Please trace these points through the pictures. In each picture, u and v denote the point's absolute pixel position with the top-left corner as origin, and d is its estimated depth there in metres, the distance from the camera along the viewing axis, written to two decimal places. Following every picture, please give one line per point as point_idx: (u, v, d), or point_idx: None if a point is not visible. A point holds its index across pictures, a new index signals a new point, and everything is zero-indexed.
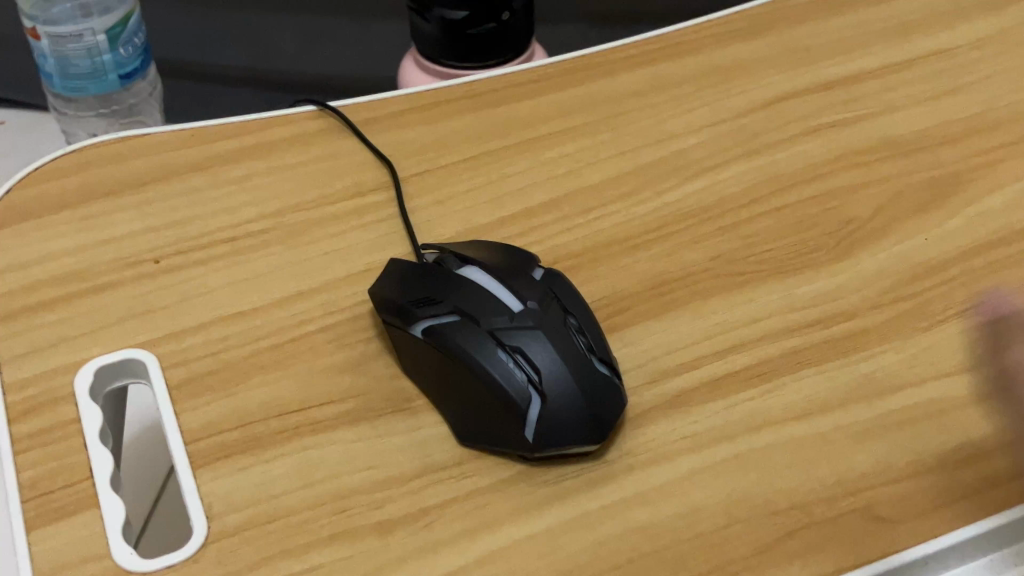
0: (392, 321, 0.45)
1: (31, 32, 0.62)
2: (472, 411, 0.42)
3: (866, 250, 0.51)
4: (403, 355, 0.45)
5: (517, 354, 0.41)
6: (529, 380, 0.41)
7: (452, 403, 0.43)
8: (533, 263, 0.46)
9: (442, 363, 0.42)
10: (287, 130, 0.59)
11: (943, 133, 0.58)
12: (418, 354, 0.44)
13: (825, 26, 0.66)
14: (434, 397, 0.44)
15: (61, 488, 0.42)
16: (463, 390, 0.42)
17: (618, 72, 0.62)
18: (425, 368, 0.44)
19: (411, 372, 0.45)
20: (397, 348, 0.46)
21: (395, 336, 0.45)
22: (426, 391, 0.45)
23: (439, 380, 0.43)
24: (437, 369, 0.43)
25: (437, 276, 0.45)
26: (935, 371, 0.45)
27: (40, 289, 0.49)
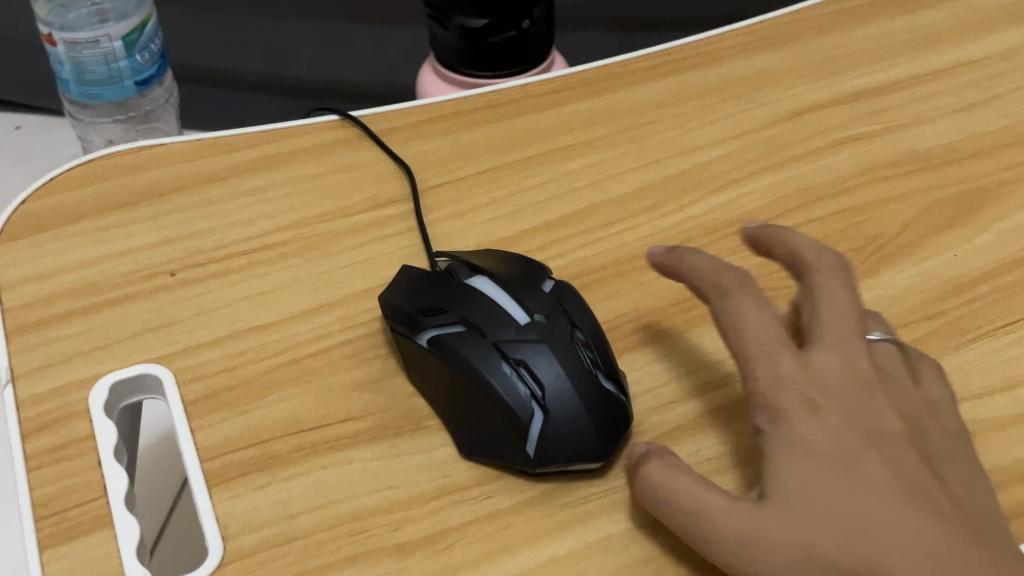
0: (400, 329, 0.44)
1: (47, 38, 0.61)
2: (476, 424, 0.41)
3: (894, 266, 0.50)
4: (411, 365, 0.45)
5: (521, 367, 0.40)
6: (531, 395, 0.39)
7: (458, 415, 0.42)
8: (545, 276, 0.45)
9: (446, 374, 0.42)
10: (305, 140, 0.58)
11: (971, 147, 0.57)
12: (424, 363, 0.43)
13: (851, 36, 0.65)
14: (441, 409, 0.44)
15: (75, 506, 0.41)
16: (467, 401, 0.41)
17: (641, 82, 0.62)
18: (431, 378, 0.43)
19: (420, 383, 0.45)
20: (405, 357, 0.45)
21: (402, 345, 0.45)
22: (433, 403, 0.44)
23: (443, 391, 0.43)
24: (441, 379, 0.42)
25: (446, 286, 0.44)
26: (965, 392, 0.44)
27: (56, 301, 0.49)
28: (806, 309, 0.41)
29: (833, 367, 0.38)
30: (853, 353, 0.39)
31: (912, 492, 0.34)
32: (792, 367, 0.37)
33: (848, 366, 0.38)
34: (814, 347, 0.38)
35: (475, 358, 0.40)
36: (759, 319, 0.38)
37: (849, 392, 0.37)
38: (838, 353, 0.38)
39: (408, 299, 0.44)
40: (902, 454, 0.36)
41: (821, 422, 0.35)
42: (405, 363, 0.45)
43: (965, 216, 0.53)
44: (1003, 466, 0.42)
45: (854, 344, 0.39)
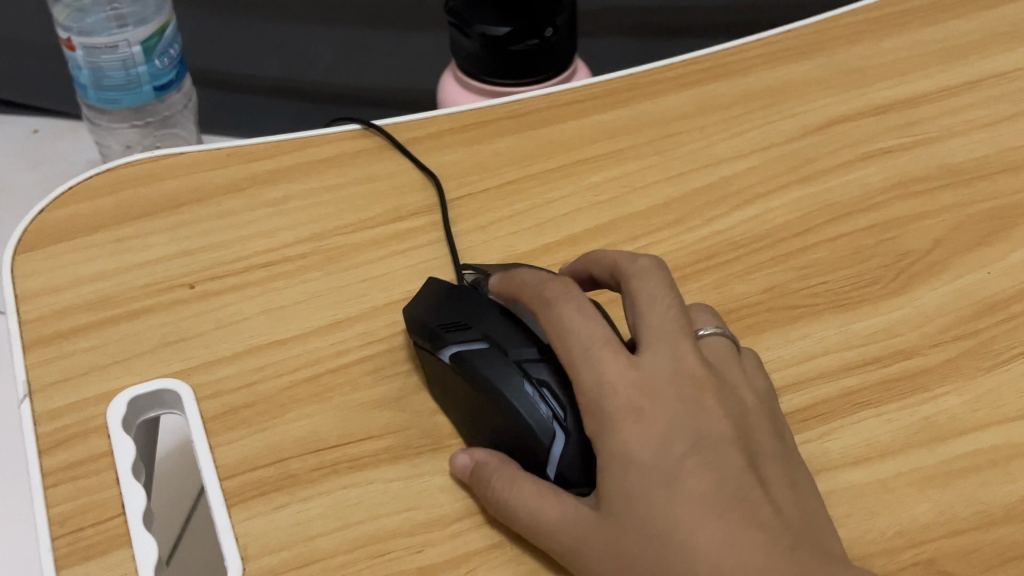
0: (423, 344, 0.43)
1: (65, 43, 0.60)
2: (502, 443, 0.40)
3: (925, 283, 0.49)
4: (436, 383, 0.44)
5: (544, 387, 0.39)
6: (554, 415, 0.38)
7: (484, 433, 0.41)
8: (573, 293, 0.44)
9: (468, 392, 0.41)
10: (326, 150, 0.57)
11: (1001, 163, 0.56)
12: (448, 382, 0.42)
13: (880, 47, 0.64)
14: (468, 428, 0.43)
15: (92, 525, 0.40)
16: (490, 419, 0.40)
17: (666, 93, 0.61)
18: (455, 396, 0.42)
19: (445, 401, 0.44)
20: (429, 375, 0.44)
21: (425, 360, 0.44)
22: (460, 422, 0.43)
23: (467, 410, 0.42)
24: (464, 398, 0.41)
25: (470, 301, 0.43)
26: (999, 415, 0.43)
27: (74, 314, 0.48)
28: (630, 313, 0.40)
29: (660, 370, 0.37)
30: (680, 350, 0.38)
31: (737, 498, 0.34)
32: (618, 373, 0.36)
33: (676, 363, 0.38)
34: (643, 348, 0.38)
35: (497, 376, 0.39)
36: (585, 326, 0.38)
37: (678, 391, 0.37)
38: (668, 353, 0.38)
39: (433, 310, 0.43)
40: (728, 455, 0.36)
41: (646, 428, 0.35)
42: (431, 382, 0.45)
43: (998, 232, 0.52)
44: None
45: (681, 342, 0.38)
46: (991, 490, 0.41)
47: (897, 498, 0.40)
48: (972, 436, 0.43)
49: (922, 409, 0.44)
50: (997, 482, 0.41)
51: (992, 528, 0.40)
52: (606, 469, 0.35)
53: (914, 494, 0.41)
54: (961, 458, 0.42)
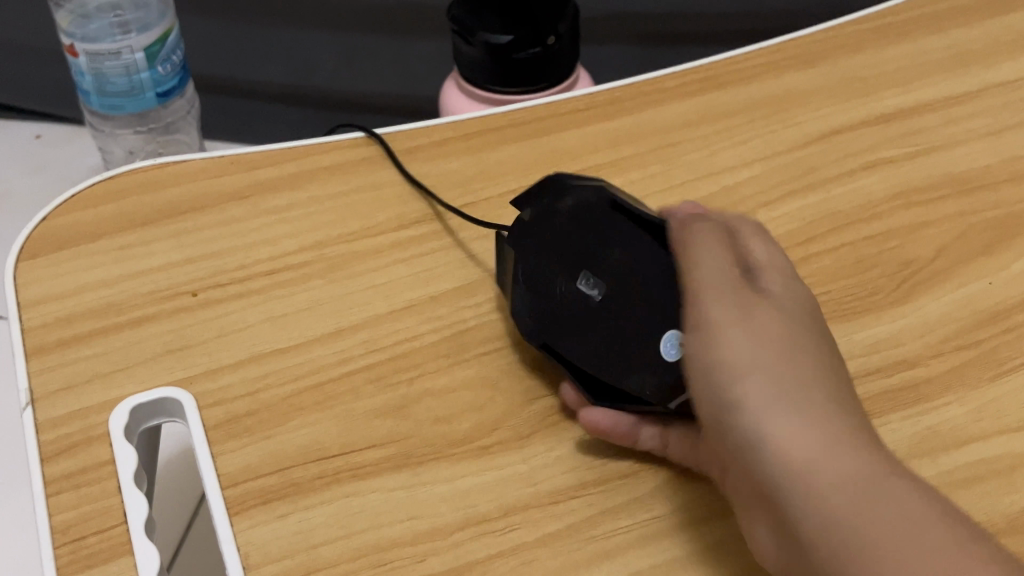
0: (567, 217, 0.45)
1: (68, 49, 0.61)
2: (606, 333, 0.42)
3: (927, 293, 0.49)
4: (530, 253, 0.44)
5: None
6: None
7: (584, 314, 0.43)
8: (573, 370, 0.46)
9: (620, 277, 0.43)
10: (329, 157, 0.57)
11: (1004, 172, 0.56)
12: (580, 256, 0.44)
13: (883, 55, 0.64)
14: (547, 301, 0.43)
15: (94, 533, 0.40)
16: (624, 309, 0.42)
17: (668, 101, 0.61)
18: (567, 272, 0.43)
19: (522, 272, 0.44)
20: (528, 240, 0.45)
21: (543, 230, 0.45)
22: (527, 298, 0.44)
23: (582, 288, 0.43)
24: (598, 276, 0.43)
25: None
26: (1002, 425, 0.43)
27: (76, 322, 0.48)
28: None
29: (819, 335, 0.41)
30: None
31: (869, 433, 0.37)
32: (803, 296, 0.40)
33: None
34: None
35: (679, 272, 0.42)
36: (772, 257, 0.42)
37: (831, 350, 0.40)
38: None
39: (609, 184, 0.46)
40: None
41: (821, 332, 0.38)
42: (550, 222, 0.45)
43: (1000, 241, 0.52)
44: None
45: None
46: (992, 501, 0.41)
47: None
48: (974, 447, 0.43)
49: (925, 419, 0.44)
50: (1001, 492, 0.41)
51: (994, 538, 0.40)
52: (774, 333, 0.37)
53: None
54: (963, 469, 0.42)
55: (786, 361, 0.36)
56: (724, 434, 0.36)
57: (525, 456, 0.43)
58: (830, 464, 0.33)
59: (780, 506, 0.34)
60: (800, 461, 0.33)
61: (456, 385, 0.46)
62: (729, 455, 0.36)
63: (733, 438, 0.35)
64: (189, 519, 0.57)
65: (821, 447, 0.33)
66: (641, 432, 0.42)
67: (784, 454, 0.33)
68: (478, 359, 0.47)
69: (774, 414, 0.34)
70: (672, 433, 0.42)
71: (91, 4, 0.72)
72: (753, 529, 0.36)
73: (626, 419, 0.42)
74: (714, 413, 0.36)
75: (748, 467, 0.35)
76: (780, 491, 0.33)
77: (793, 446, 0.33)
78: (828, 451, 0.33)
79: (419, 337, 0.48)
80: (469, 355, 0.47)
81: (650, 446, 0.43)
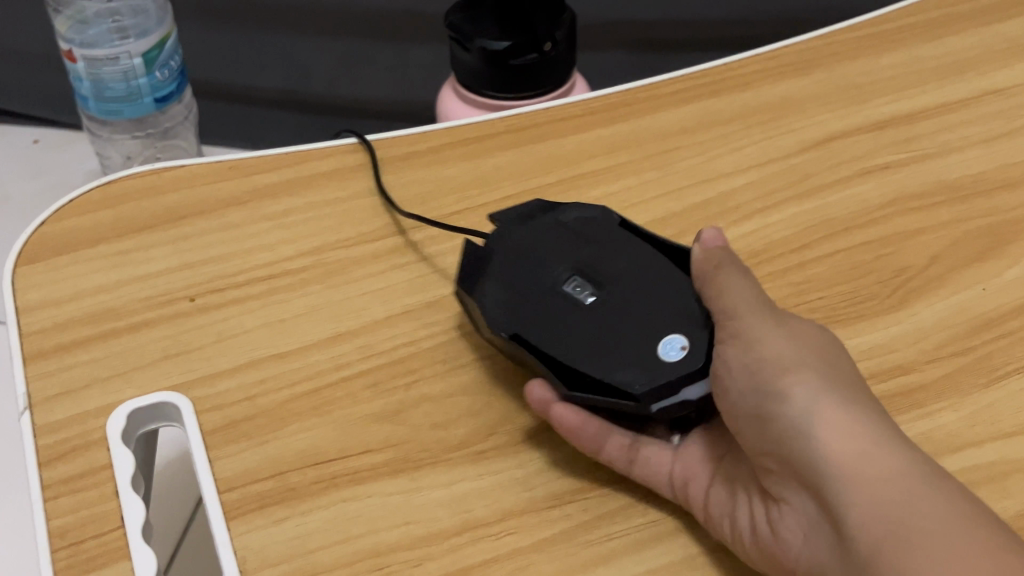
0: (568, 238, 0.46)
1: (66, 55, 0.61)
2: (596, 333, 0.41)
3: (922, 299, 0.49)
4: (522, 264, 0.45)
5: None
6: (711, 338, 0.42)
7: (574, 316, 0.42)
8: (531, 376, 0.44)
9: (613, 288, 0.43)
10: (327, 163, 0.58)
11: (1000, 179, 0.56)
12: (578, 269, 0.44)
13: (878, 63, 0.64)
14: (532, 304, 0.43)
15: (91, 538, 0.41)
16: (620, 315, 0.42)
17: (664, 108, 0.61)
18: (560, 282, 0.43)
19: (508, 279, 0.44)
20: (521, 254, 0.45)
21: (541, 246, 0.45)
22: (508, 300, 0.43)
23: (575, 295, 0.43)
24: (596, 286, 0.43)
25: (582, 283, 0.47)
26: (995, 431, 0.44)
27: (73, 327, 0.48)
28: None
29: None
30: None
31: None
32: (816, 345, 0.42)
33: None
34: None
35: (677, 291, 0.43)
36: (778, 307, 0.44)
37: None
38: None
39: (609, 219, 0.47)
40: None
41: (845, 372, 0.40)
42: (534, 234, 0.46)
43: (994, 248, 0.52)
44: None
45: None
46: (986, 506, 0.41)
47: None
48: (968, 452, 0.43)
49: (918, 425, 0.44)
50: (993, 498, 0.41)
51: None
52: (817, 352, 0.39)
53: None
54: (957, 474, 0.42)
55: (834, 377, 0.38)
56: (764, 427, 0.37)
57: (521, 461, 0.43)
58: (882, 457, 0.35)
59: (824, 492, 0.35)
60: (852, 451, 0.35)
61: (453, 390, 0.46)
62: (763, 450, 0.37)
63: (777, 430, 0.36)
64: (185, 525, 0.57)
65: (873, 443, 0.35)
66: (607, 440, 0.42)
67: (837, 444, 0.35)
68: (475, 364, 0.47)
69: (827, 409, 0.36)
70: (642, 446, 0.42)
71: (89, 9, 0.71)
72: (771, 529, 0.37)
73: (594, 422, 0.41)
74: (754, 409, 0.37)
75: (790, 457, 0.36)
76: (828, 476, 0.35)
77: (846, 438, 0.35)
78: (878, 447, 0.35)
79: (417, 342, 0.48)
80: (465, 360, 0.47)
81: (612, 458, 0.42)
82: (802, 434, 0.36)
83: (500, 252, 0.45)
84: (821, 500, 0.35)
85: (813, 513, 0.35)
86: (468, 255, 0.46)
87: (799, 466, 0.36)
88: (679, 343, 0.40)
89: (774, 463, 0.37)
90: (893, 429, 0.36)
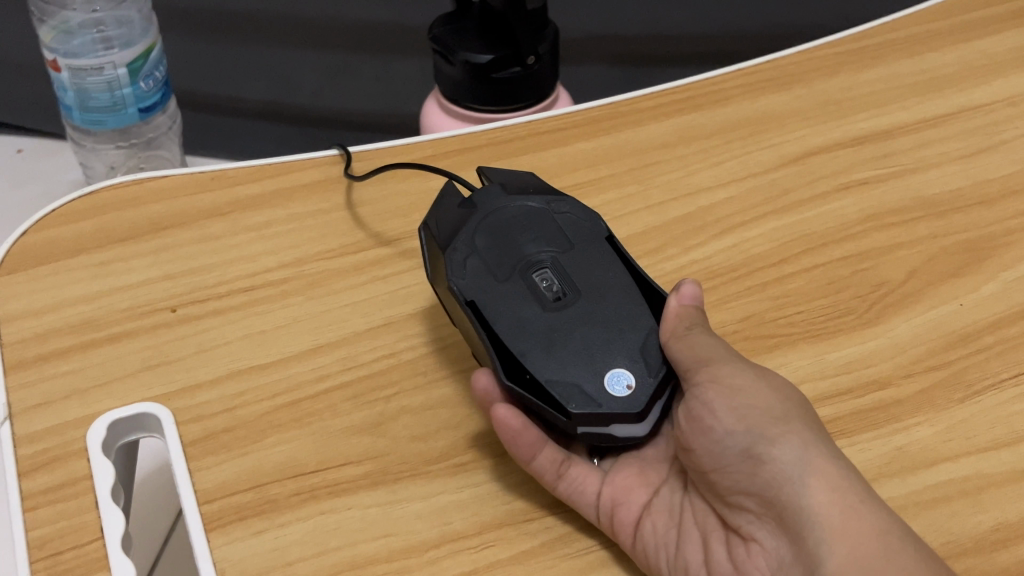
0: (553, 226, 0.45)
1: (51, 64, 0.61)
2: (547, 334, 0.41)
3: (900, 314, 0.50)
4: (498, 235, 0.44)
5: None
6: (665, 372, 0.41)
7: (531, 310, 0.41)
8: (476, 352, 0.43)
9: (581, 293, 0.42)
10: (309, 175, 0.58)
11: (976, 196, 0.56)
12: (552, 261, 0.43)
13: (857, 78, 0.65)
14: (495, 281, 0.42)
15: (70, 549, 0.41)
16: (577, 322, 0.41)
17: (646, 122, 0.61)
18: (528, 270, 0.43)
19: (481, 246, 0.44)
20: (502, 225, 0.44)
21: (524, 225, 0.44)
22: (477, 270, 0.43)
23: (540, 290, 0.42)
24: (562, 288, 0.42)
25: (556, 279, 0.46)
26: (969, 446, 0.44)
27: (54, 337, 0.48)
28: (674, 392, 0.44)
29: None
30: None
31: None
32: None
33: None
34: None
35: (641, 311, 0.42)
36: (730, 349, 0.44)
37: None
38: None
39: (599, 218, 0.46)
40: None
41: None
42: (521, 212, 0.45)
43: (971, 264, 0.53)
44: (1007, 524, 0.41)
45: None
46: (961, 520, 0.41)
47: None
48: (943, 467, 0.43)
49: (895, 439, 0.44)
50: (969, 512, 0.42)
51: (963, 558, 0.40)
52: (795, 403, 0.39)
53: None
54: (932, 488, 0.42)
55: (811, 429, 0.38)
56: (748, 468, 0.37)
57: (500, 474, 0.44)
58: (865, 517, 0.36)
59: (807, 542, 0.35)
60: (839, 506, 0.36)
61: (433, 402, 0.46)
62: (742, 489, 0.37)
63: (763, 473, 0.37)
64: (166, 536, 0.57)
65: (857, 501, 0.36)
66: (541, 450, 0.41)
67: (825, 497, 0.36)
68: (456, 378, 0.47)
69: (816, 463, 0.37)
70: (573, 464, 0.42)
71: (74, 19, 0.71)
72: (733, 566, 0.37)
73: (533, 431, 0.41)
74: (737, 448, 0.37)
75: (773, 501, 0.36)
76: (814, 525, 0.35)
77: (834, 492, 0.36)
78: (861, 505, 0.36)
79: (398, 354, 0.48)
80: (446, 373, 0.48)
81: (543, 469, 0.41)
82: (792, 482, 0.36)
83: (480, 216, 0.45)
84: (801, 547, 0.36)
85: (786, 558, 0.36)
86: (452, 202, 0.46)
87: (782, 512, 0.36)
88: (625, 380, 0.40)
89: (751, 503, 0.37)
90: (866, 485, 0.37)
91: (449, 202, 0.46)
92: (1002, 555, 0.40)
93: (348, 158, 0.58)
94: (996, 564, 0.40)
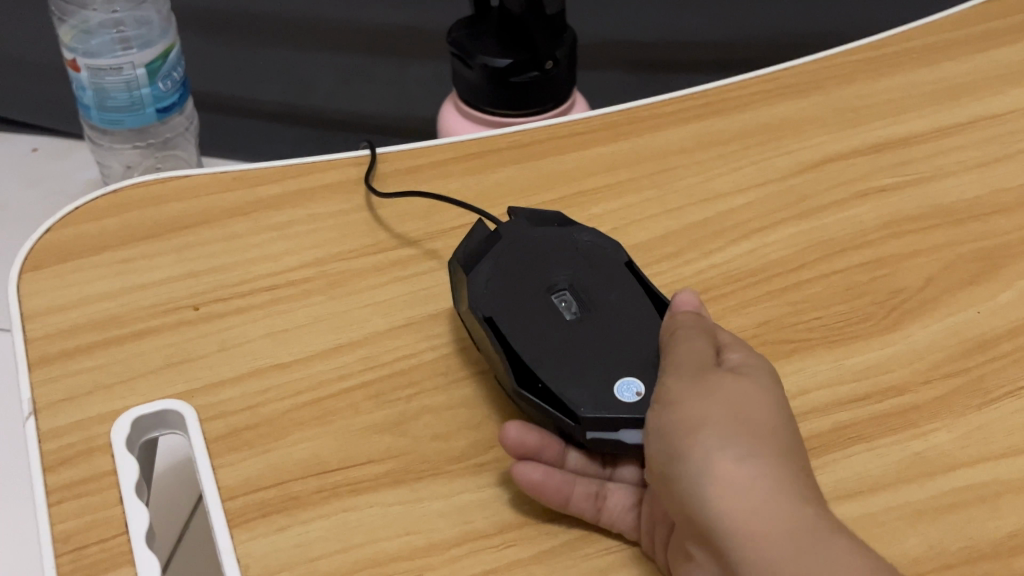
0: (575, 251, 0.45)
1: (71, 63, 0.61)
2: (561, 347, 0.41)
3: (917, 321, 0.50)
4: (521, 260, 0.45)
5: None
6: None
7: (546, 325, 0.42)
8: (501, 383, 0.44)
9: (597, 310, 0.43)
10: (330, 176, 0.58)
11: (994, 204, 0.57)
12: (571, 283, 0.44)
13: (874, 87, 0.65)
14: (514, 300, 0.43)
15: (95, 543, 0.41)
16: (590, 335, 0.42)
17: (664, 127, 0.62)
18: (548, 290, 0.43)
19: (503, 269, 0.44)
20: (525, 252, 0.45)
21: (547, 253, 0.45)
22: (497, 290, 0.43)
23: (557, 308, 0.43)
24: (579, 306, 0.43)
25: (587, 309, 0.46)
26: (987, 453, 0.44)
27: (79, 333, 0.49)
28: None
29: None
30: None
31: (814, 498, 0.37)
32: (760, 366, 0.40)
33: None
34: None
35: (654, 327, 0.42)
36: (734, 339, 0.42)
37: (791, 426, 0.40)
38: None
39: (620, 245, 0.46)
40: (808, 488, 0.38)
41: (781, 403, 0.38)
42: (546, 239, 0.46)
43: (987, 271, 0.53)
44: None
45: None
46: (977, 526, 0.42)
47: (886, 532, 0.41)
48: (960, 473, 0.44)
49: (913, 444, 0.45)
50: (985, 517, 0.42)
51: (980, 563, 0.40)
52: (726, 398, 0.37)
53: (905, 527, 0.42)
54: (949, 494, 0.43)
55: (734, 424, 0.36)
56: (667, 487, 0.36)
57: None
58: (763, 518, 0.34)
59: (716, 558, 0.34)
60: (736, 513, 0.34)
61: (454, 403, 0.47)
62: (671, 507, 0.37)
63: (676, 491, 0.36)
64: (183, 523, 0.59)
65: (759, 500, 0.34)
66: (573, 490, 0.41)
67: (720, 506, 0.34)
68: (476, 378, 0.48)
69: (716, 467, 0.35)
70: (608, 494, 0.42)
71: (93, 19, 0.72)
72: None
73: (558, 475, 0.41)
74: (661, 467, 0.37)
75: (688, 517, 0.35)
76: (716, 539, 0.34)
77: (730, 497, 0.34)
78: (763, 506, 0.34)
79: (418, 354, 0.49)
80: (466, 373, 0.48)
81: (581, 508, 0.41)
82: (693, 496, 0.35)
83: (505, 245, 0.45)
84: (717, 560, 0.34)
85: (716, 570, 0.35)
86: (480, 234, 0.47)
87: (696, 528, 0.35)
88: (635, 387, 0.40)
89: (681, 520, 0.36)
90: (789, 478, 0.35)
91: (477, 234, 0.47)
92: (1019, 561, 0.40)
93: (371, 163, 0.58)
94: (1015, 568, 0.40)
